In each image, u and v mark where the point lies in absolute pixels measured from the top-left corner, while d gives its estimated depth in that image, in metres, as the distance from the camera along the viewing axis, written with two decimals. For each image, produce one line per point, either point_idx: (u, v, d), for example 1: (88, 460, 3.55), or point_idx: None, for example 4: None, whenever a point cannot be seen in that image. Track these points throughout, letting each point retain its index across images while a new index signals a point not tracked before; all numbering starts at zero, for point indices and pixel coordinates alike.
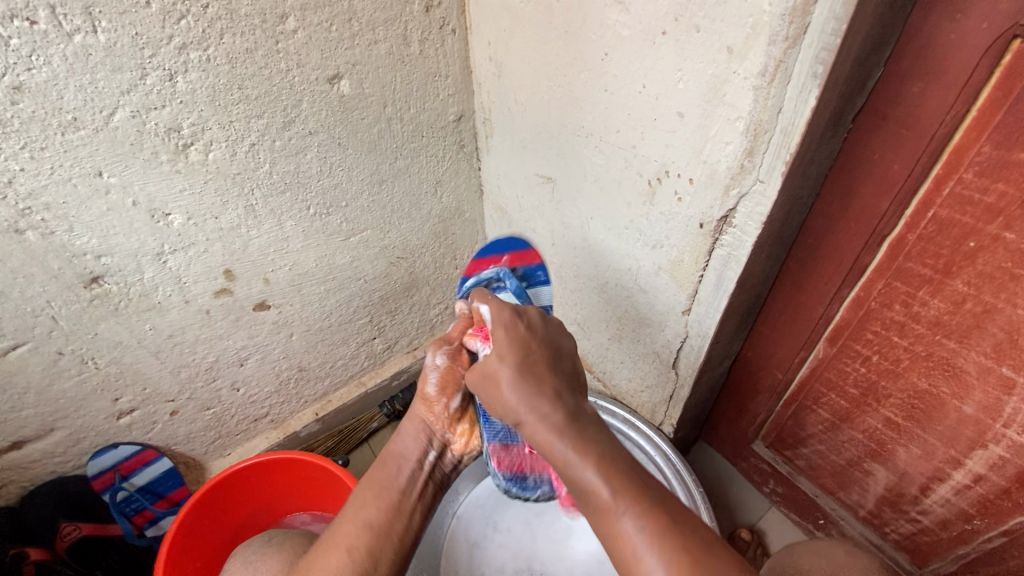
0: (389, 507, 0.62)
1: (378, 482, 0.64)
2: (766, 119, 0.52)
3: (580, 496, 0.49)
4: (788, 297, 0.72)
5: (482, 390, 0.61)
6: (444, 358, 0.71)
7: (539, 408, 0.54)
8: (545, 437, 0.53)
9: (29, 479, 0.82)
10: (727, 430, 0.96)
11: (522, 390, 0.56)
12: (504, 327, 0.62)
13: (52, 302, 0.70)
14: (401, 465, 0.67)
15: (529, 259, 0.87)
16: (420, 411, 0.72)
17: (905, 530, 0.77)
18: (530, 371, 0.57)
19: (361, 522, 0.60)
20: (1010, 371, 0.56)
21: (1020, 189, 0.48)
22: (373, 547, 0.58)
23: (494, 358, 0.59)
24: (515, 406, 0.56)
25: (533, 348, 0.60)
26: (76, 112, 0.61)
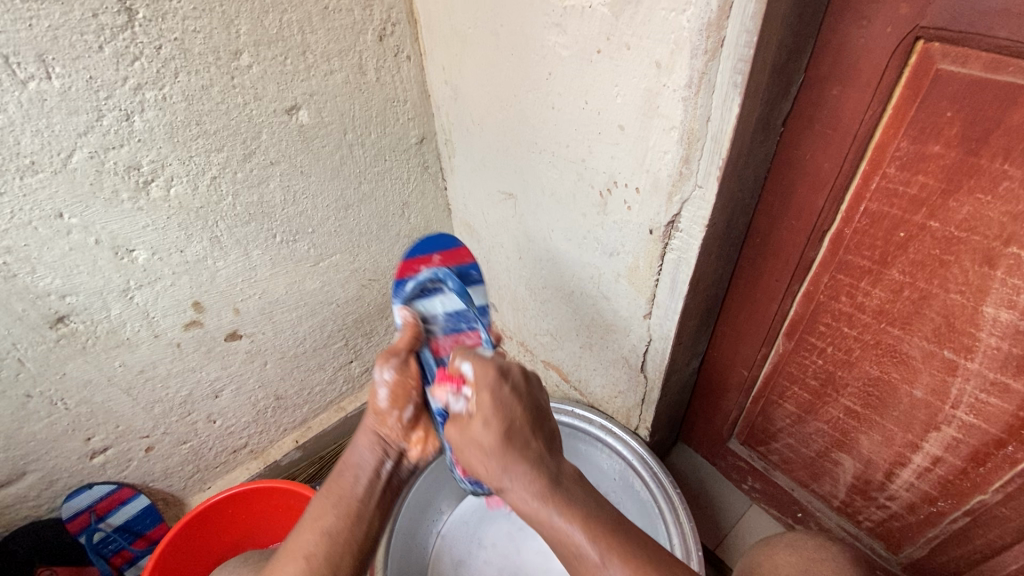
0: (346, 514, 0.60)
1: (335, 491, 0.62)
2: (697, 127, 0.55)
3: (564, 554, 0.49)
4: (744, 295, 0.75)
5: (465, 461, 0.56)
6: (392, 371, 0.68)
7: (524, 469, 0.51)
8: (532, 505, 0.50)
9: (1, 525, 0.81)
10: (703, 430, 0.98)
11: (506, 446, 0.52)
12: (489, 389, 0.55)
13: (18, 344, 0.70)
14: (357, 473, 0.64)
15: (459, 258, 0.86)
16: (373, 423, 0.68)
17: (877, 517, 0.78)
18: (516, 425, 0.53)
19: (321, 530, 0.58)
20: (952, 354, 0.58)
21: (939, 179, 0.51)
22: (332, 556, 0.56)
23: (476, 425, 0.54)
24: (499, 474, 0.52)
25: (516, 412, 0.54)
26: (34, 156, 0.62)
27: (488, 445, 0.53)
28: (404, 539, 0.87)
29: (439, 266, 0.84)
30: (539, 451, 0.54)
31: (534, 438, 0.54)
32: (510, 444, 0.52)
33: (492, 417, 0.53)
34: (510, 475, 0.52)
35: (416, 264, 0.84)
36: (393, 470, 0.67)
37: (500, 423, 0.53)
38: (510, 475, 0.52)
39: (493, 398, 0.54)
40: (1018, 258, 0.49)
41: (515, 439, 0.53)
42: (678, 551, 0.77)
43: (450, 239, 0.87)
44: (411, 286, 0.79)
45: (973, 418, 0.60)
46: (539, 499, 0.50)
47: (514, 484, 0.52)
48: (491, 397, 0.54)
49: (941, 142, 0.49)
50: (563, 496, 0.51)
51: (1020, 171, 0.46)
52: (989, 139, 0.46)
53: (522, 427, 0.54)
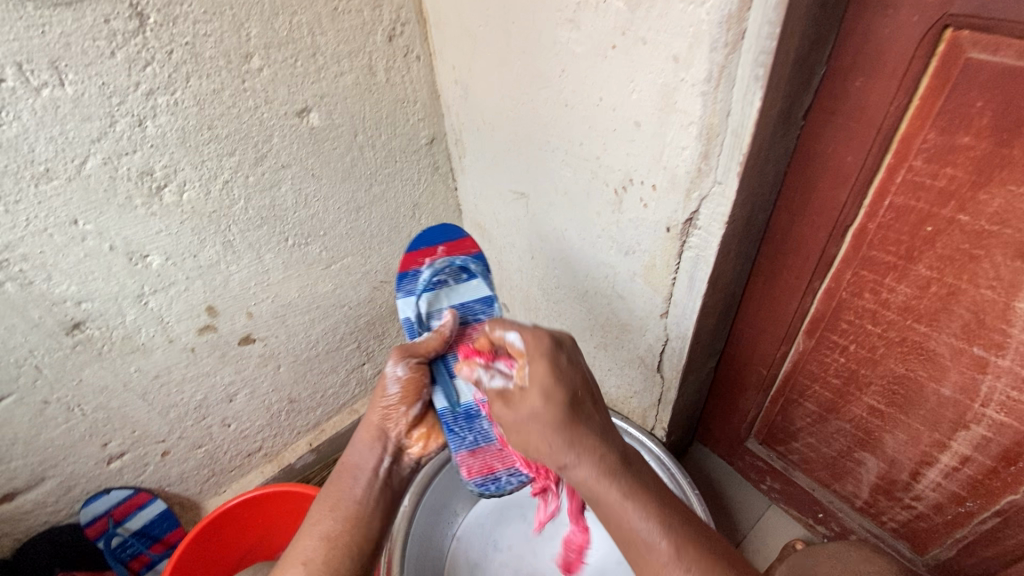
0: (345, 518, 0.60)
1: (333, 494, 0.63)
2: (716, 122, 0.54)
3: (617, 527, 0.50)
4: (763, 293, 0.73)
5: (515, 427, 0.57)
6: (405, 368, 0.71)
7: (580, 438, 0.53)
8: (590, 474, 0.52)
9: (21, 531, 0.81)
10: (720, 430, 0.96)
11: (567, 414, 0.54)
12: (548, 356, 0.58)
13: (35, 351, 0.71)
14: (356, 474, 0.65)
15: (465, 249, 0.86)
16: (376, 420, 0.69)
17: (902, 518, 0.76)
18: (580, 396, 0.56)
19: (320, 535, 0.58)
20: (982, 350, 0.56)
21: (969, 171, 0.49)
22: (331, 559, 0.56)
23: (540, 390, 0.56)
24: (557, 443, 0.53)
25: (577, 382, 0.57)
26: (48, 163, 0.62)
27: (546, 410, 0.54)
28: (420, 542, 0.86)
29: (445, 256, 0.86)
30: (597, 426, 0.55)
31: (594, 414, 0.56)
32: (573, 411, 0.54)
33: (550, 389, 0.55)
34: (571, 449, 0.53)
35: (420, 256, 0.85)
36: (393, 468, 0.69)
37: (564, 389, 0.56)
38: (566, 444, 0.53)
39: (554, 365, 0.57)
40: None
41: (577, 407, 0.55)
42: None
43: (452, 230, 0.88)
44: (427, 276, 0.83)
45: (1004, 416, 0.58)
46: (596, 471, 0.52)
47: (577, 458, 0.52)
48: (557, 363, 0.58)
49: (971, 134, 0.48)
50: (623, 471, 0.52)
51: None
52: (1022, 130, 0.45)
53: (583, 400, 0.56)
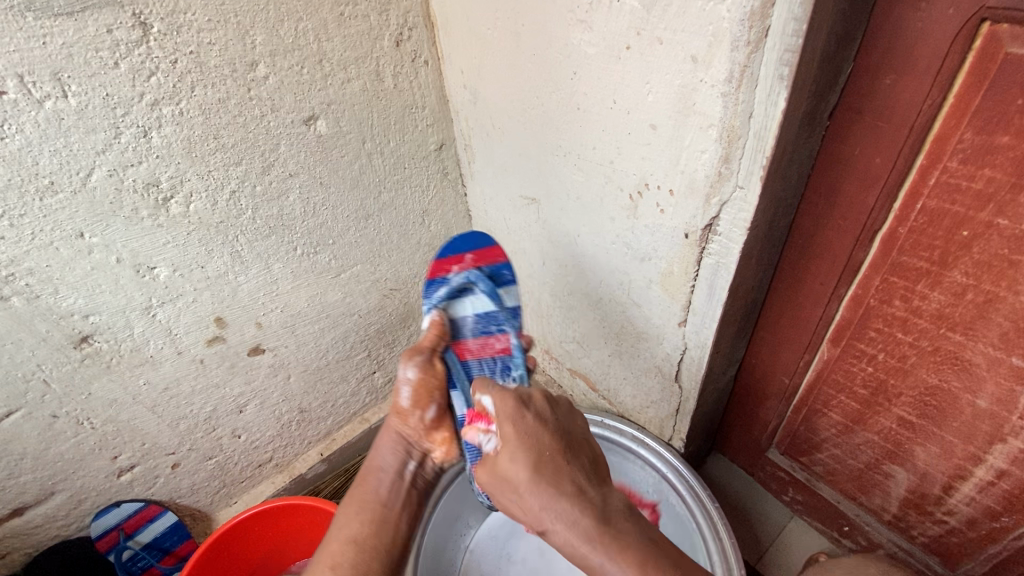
0: (371, 522, 0.64)
1: (357, 498, 0.66)
2: (738, 125, 0.51)
3: None
4: (785, 300, 0.71)
5: (496, 491, 0.56)
6: (415, 370, 0.70)
7: (563, 513, 0.50)
8: (580, 551, 0.48)
9: (32, 545, 0.81)
10: (740, 439, 0.93)
11: (539, 482, 0.52)
12: (510, 420, 0.57)
13: (42, 366, 0.70)
14: (380, 476, 0.67)
15: (493, 257, 0.81)
16: (395, 424, 0.71)
17: (933, 533, 0.73)
18: (548, 454, 0.54)
19: (346, 539, 0.61)
20: (1021, 361, 0.53)
21: (1008, 173, 0.46)
22: (358, 565, 0.59)
23: (505, 459, 0.54)
24: (538, 512, 0.51)
25: (545, 441, 0.55)
26: (53, 176, 0.61)
27: (521, 479, 0.53)
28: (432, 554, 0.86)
29: (471, 266, 0.80)
30: (579, 481, 0.52)
31: (569, 464, 0.54)
32: (545, 474, 0.52)
33: (515, 451, 0.54)
34: (553, 512, 0.50)
35: (448, 264, 0.80)
36: (416, 471, 0.70)
37: (529, 453, 0.54)
38: (553, 513, 0.50)
39: (513, 430, 0.56)
40: None
41: (548, 470, 0.52)
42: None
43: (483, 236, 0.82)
44: (443, 291, 0.77)
45: None
46: (586, 546, 0.48)
47: (561, 526, 0.49)
48: (517, 424, 0.56)
49: (1011, 133, 0.45)
50: (610, 536, 0.48)
51: None
52: None
53: (553, 458, 0.53)
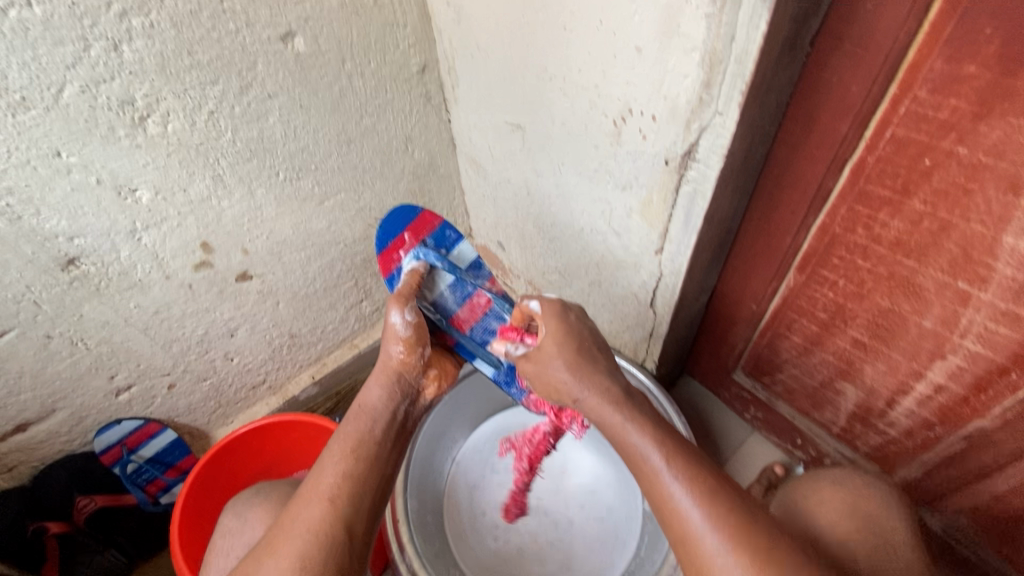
0: (367, 458, 0.60)
1: (351, 436, 0.62)
2: (720, 48, 0.52)
3: (631, 462, 0.55)
4: (757, 229, 0.74)
5: (535, 378, 0.64)
6: (412, 315, 0.70)
7: (595, 386, 0.59)
8: (602, 412, 0.57)
9: (38, 459, 0.85)
10: (709, 363, 1.00)
11: (578, 368, 0.60)
12: (556, 316, 0.66)
13: (32, 287, 0.71)
14: (374, 417, 0.65)
15: (429, 223, 0.87)
16: (391, 365, 0.69)
17: (874, 442, 0.81)
18: (588, 345, 0.63)
19: (339, 473, 0.58)
20: (966, 285, 0.57)
21: (972, 102, 0.48)
22: (355, 498, 0.57)
23: (551, 344, 0.63)
24: (569, 382, 0.60)
25: (585, 335, 0.64)
26: (24, 91, 0.60)
27: (560, 370, 0.61)
28: (423, 465, 0.92)
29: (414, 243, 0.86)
30: (610, 371, 0.61)
31: (603, 358, 0.63)
32: (585, 364, 0.61)
33: (561, 339, 0.63)
34: (583, 382, 0.59)
35: (394, 253, 0.85)
36: (408, 410, 0.69)
37: (572, 342, 0.63)
38: (583, 380, 0.59)
39: (558, 322, 0.65)
40: None
41: (588, 356, 0.62)
42: None
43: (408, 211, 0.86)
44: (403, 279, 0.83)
45: (980, 347, 0.60)
46: (608, 407, 0.57)
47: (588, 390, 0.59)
48: (568, 325, 0.65)
49: (978, 63, 0.47)
50: (632, 408, 0.57)
51: None
52: None
53: (596, 351, 0.63)
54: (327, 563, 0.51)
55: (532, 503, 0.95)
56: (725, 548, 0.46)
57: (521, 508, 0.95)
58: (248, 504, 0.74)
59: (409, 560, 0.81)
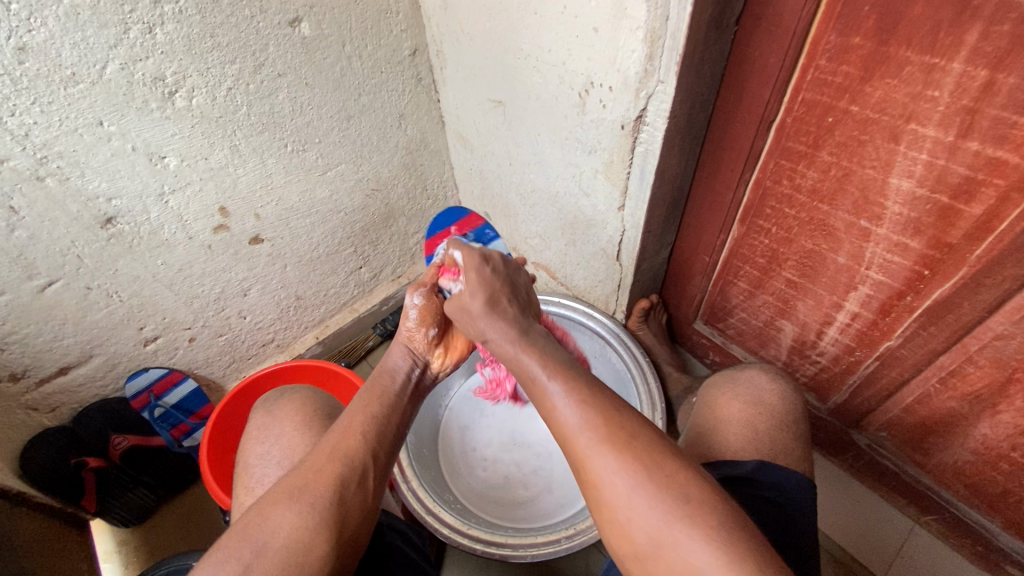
0: (389, 406, 0.66)
1: (376, 389, 0.68)
2: (658, 26, 0.63)
3: (526, 386, 0.58)
4: (705, 187, 0.86)
5: (459, 320, 0.69)
6: (420, 297, 0.78)
7: (500, 329, 0.62)
8: (505, 345, 0.61)
9: (77, 401, 0.96)
10: (673, 314, 1.12)
11: (489, 313, 0.64)
12: (474, 269, 0.68)
13: (76, 242, 0.81)
14: (393, 375, 0.71)
15: (473, 223, 1.01)
16: (403, 338, 0.77)
17: (810, 373, 0.93)
18: (497, 293, 0.66)
19: (368, 415, 0.63)
20: (866, 223, 0.70)
21: (859, 68, 0.60)
22: (380, 435, 0.62)
23: (466, 297, 0.66)
24: (481, 325, 0.64)
25: (497, 286, 0.67)
26: (74, 67, 0.70)
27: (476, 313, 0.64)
28: (420, 408, 1.04)
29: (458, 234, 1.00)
30: (519, 315, 0.65)
31: (513, 304, 0.66)
32: (494, 309, 0.64)
33: (474, 287, 0.66)
34: (488, 322, 0.64)
35: (436, 241, 1.00)
36: (421, 376, 0.75)
37: (483, 292, 0.65)
38: (484, 319, 0.64)
39: (473, 271, 0.67)
40: (917, 133, 0.59)
41: (495, 304, 0.65)
42: (647, 410, 0.95)
43: (459, 210, 1.01)
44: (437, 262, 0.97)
45: (881, 276, 0.73)
46: (510, 340, 0.61)
47: (493, 329, 0.63)
48: (479, 271, 0.68)
49: (861, 35, 0.58)
50: (530, 341, 0.60)
51: (919, 57, 0.55)
52: (896, 30, 0.55)
53: (505, 299, 0.66)
54: (359, 485, 0.56)
55: (518, 439, 1.07)
56: (598, 443, 0.48)
57: (508, 444, 1.07)
58: (276, 402, 0.79)
59: (410, 480, 0.91)
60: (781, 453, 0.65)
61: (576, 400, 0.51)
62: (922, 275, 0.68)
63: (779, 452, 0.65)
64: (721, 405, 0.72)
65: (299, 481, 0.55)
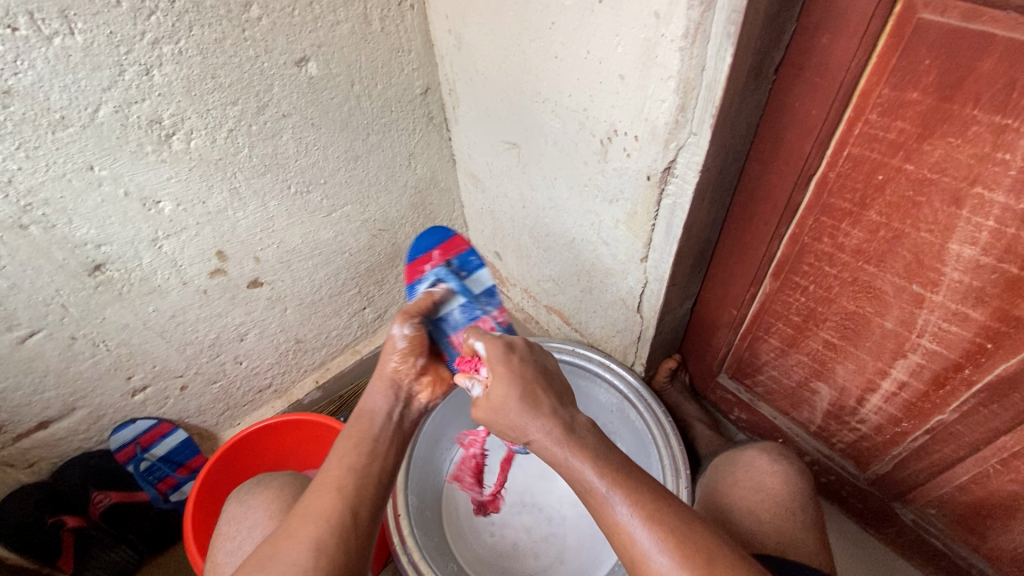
0: (370, 453, 0.60)
1: (354, 435, 0.61)
2: (692, 77, 0.58)
3: (581, 495, 0.53)
4: (735, 239, 0.80)
5: (492, 423, 0.61)
6: (409, 328, 0.70)
7: (541, 426, 0.56)
8: (548, 449, 0.55)
9: (58, 456, 0.89)
10: (696, 366, 1.05)
11: (526, 411, 0.57)
12: (502, 363, 0.61)
13: (61, 291, 0.76)
14: (373, 416, 0.64)
15: (457, 247, 0.92)
16: (387, 372, 0.69)
17: (849, 439, 0.86)
18: (532, 385, 0.59)
19: (347, 465, 0.57)
20: (920, 288, 0.63)
21: (915, 125, 0.54)
22: (361, 488, 0.56)
23: (498, 393, 0.59)
24: (519, 423, 0.57)
25: (529, 375, 0.60)
26: (64, 111, 0.65)
27: (511, 411, 0.58)
28: (422, 466, 0.96)
29: (440, 261, 0.90)
30: (555, 401, 0.59)
31: (547, 394, 0.59)
32: (532, 402, 0.58)
33: (507, 381, 0.60)
34: (526, 416, 0.57)
35: (421, 266, 0.91)
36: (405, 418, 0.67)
37: (516, 385, 0.59)
38: (517, 417, 0.57)
39: (501, 362, 0.61)
40: (982, 198, 0.53)
41: (533, 397, 0.58)
42: (670, 476, 0.84)
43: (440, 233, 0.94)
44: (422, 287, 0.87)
45: (935, 345, 0.66)
46: (554, 444, 0.54)
47: (533, 426, 0.56)
48: (507, 358, 0.61)
49: (919, 89, 0.52)
50: (575, 440, 0.54)
51: (988, 117, 0.49)
52: (962, 86, 0.49)
53: (542, 390, 0.59)
54: (340, 544, 0.50)
55: (528, 502, 0.99)
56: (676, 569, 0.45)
57: (517, 506, 0.99)
58: (252, 491, 0.75)
59: (411, 551, 0.83)
60: (788, 546, 0.65)
61: (641, 519, 0.48)
62: (984, 348, 0.62)
63: (785, 544, 0.66)
64: (728, 499, 0.75)
65: (272, 551, 0.50)
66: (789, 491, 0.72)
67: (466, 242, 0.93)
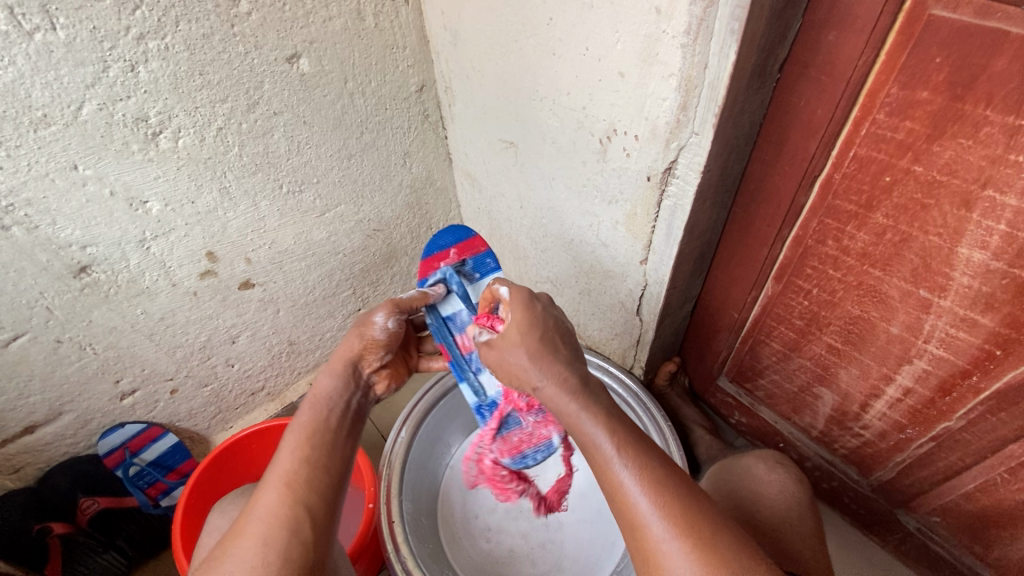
0: (322, 443, 0.55)
1: (303, 425, 0.56)
2: (695, 74, 0.56)
3: (586, 454, 0.52)
4: (736, 241, 0.78)
5: (502, 369, 0.62)
6: (392, 321, 0.70)
7: (552, 375, 0.56)
8: (557, 401, 0.55)
9: (44, 461, 0.88)
10: (696, 369, 1.03)
11: (539, 359, 0.57)
12: (523, 306, 0.62)
13: (45, 293, 0.74)
14: (326, 406, 0.59)
15: (475, 247, 0.90)
16: (350, 354, 0.65)
17: (852, 445, 0.84)
18: (551, 333, 0.60)
19: (297, 458, 0.53)
20: (927, 293, 0.61)
21: (925, 125, 0.52)
22: (313, 481, 0.51)
23: (515, 335, 0.60)
24: (528, 370, 0.57)
25: (549, 324, 0.61)
26: (45, 108, 0.63)
27: (522, 360, 0.58)
28: (416, 471, 0.94)
29: (456, 259, 0.89)
30: (571, 355, 0.59)
31: (566, 347, 0.60)
32: (547, 351, 0.58)
33: (526, 328, 0.60)
34: (539, 366, 0.57)
35: (434, 262, 0.89)
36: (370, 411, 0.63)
37: (535, 332, 0.59)
38: (528, 365, 0.58)
39: (525, 311, 0.61)
40: (994, 201, 0.52)
41: (551, 345, 0.59)
42: None
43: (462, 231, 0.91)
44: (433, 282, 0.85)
45: (942, 351, 0.64)
46: (565, 397, 0.55)
47: (544, 376, 0.57)
48: (531, 304, 0.62)
49: (930, 88, 0.50)
50: (587, 397, 0.55)
51: (1002, 117, 0.48)
52: (974, 86, 0.48)
53: (558, 341, 0.60)
54: (293, 543, 0.47)
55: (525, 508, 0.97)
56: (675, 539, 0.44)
57: (514, 512, 0.97)
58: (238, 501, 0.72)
59: (404, 560, 0.79)
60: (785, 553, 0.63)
61: (645, 483, 0.47)
62: (993, 354, 0.60)
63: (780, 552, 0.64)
64: (725, 503, 0.72)
65: (219, 560, 0.47)
66: (786, 501, 0.71)
67: (484, 242, 0.91)
